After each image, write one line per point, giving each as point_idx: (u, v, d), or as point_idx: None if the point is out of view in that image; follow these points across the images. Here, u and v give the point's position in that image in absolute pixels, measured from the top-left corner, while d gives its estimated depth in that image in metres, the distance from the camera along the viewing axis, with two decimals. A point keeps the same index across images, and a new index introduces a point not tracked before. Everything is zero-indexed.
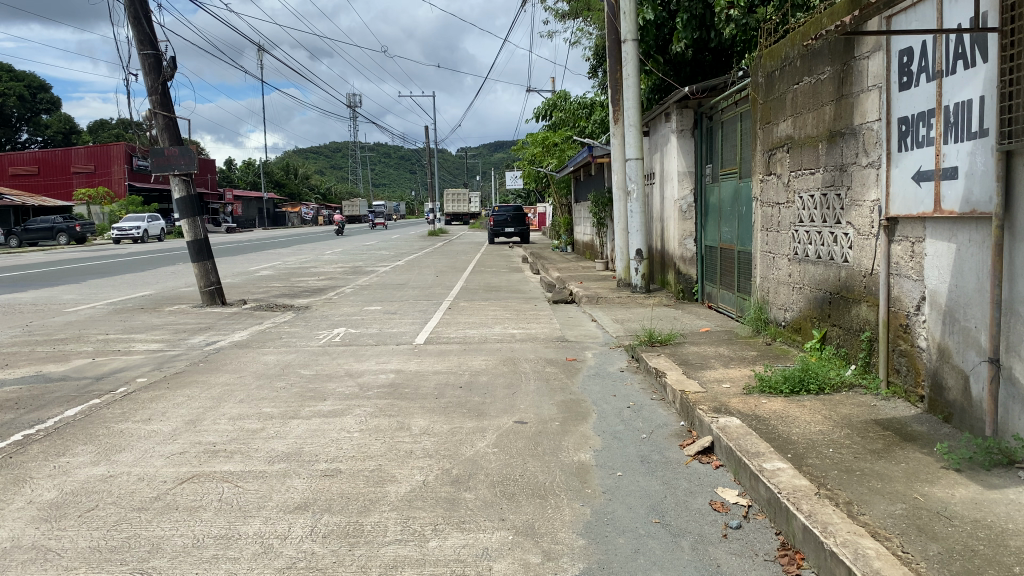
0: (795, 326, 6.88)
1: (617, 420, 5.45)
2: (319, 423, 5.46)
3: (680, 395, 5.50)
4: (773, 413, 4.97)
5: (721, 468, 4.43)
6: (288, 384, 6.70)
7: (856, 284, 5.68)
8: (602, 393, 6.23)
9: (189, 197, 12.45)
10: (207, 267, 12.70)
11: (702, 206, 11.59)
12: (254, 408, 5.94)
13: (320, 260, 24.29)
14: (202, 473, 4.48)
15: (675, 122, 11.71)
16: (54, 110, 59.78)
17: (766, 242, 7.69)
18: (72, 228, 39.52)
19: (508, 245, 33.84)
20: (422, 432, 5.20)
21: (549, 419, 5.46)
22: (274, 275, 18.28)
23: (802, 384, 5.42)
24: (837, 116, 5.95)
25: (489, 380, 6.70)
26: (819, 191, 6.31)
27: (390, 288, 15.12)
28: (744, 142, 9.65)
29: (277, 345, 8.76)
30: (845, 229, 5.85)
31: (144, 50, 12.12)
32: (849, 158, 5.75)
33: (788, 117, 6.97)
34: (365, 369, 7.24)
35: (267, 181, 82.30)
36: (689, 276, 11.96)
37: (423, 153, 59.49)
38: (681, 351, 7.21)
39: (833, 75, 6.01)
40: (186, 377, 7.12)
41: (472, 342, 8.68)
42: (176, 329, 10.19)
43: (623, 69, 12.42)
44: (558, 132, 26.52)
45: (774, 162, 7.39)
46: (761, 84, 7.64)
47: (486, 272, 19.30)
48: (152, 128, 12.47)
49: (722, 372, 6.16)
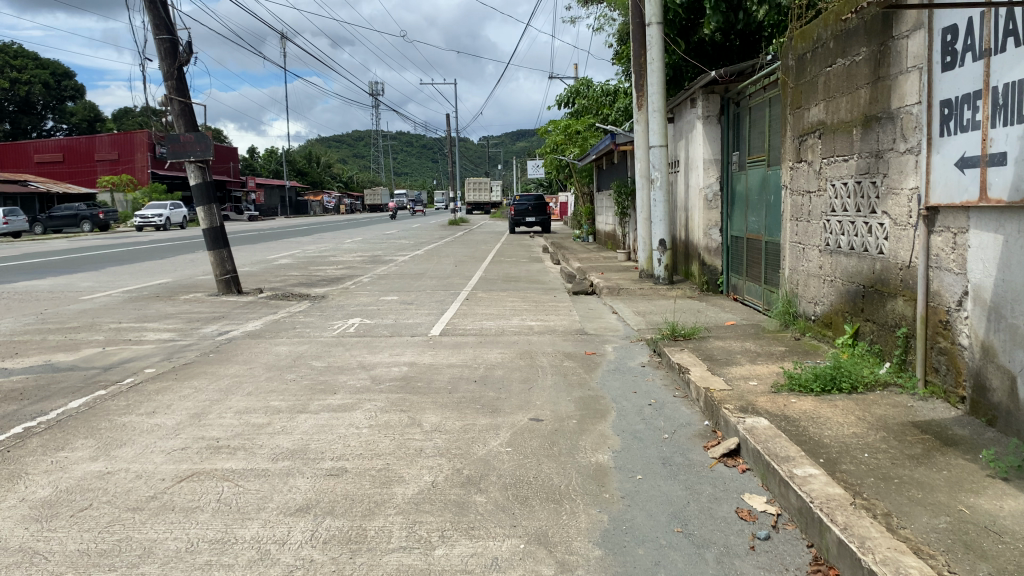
0: (826, 321, 6.59)
1: (638, 418, 5.20)
2: (328, 418, 5.26)
3: (705, 393, 5.25)
4: (803, 413, 4.70)
5: (747, 472, 4.17)
6: (298, 377, 6.52)
7: (891, 277, 5.38)
8: (622, 389, 5.99)
9: (206, 185, 12.31)
10: (223, 256, 12.56)
11: (727, 195, 11.27)
12: (262, 401, 5.75)
13: (340, 248, 24.18)
14: (202, 471, 4.30)
15: (700, 109, 11.38)
16: (79, 98, 60.25)
17: (795, 233, 7.39)
18: (96, 215, 39.83)
19: (529, 235, 33.58)
20: (434, 429, 4.98)
21: (567, 417, 5.23)
22: (293, 263, 18.18)
23: (834, 383, 5.15)
24: (873, 99, 5.64)
25: (505, 375, 6.48)
26: (853, 179, 6.00)
27: (408, 278, 14.94)
28: (773, 129, 9.32)
29: (290, 335, 8.59)
30: (880, 219, 5.55)
31: (160, 35, 11.97)
32: (886, 144, 5.45)
33: (820, 101, 6.66)
34: (378, 361, 7.04)
35: (290, 170, 82.55)
36: (713, 267, 11.65)
37: (445, 142, 59.26)
38: (705, 345, 6.94)
39: (869, 57, 5.69)
40: (196, 368, 6.97)
41: (489, 334, 8.45)
42: (190, 318, 10.06)
43: (647, 54, 12.11)
44: (581, 120, 26.21)
45: (804, 149, 7.09)
46: (792, 68, 7.33)
47: (506, 262, 19.08)
48: (168, 114, 12.34)
49: (748, 369, 5.89)
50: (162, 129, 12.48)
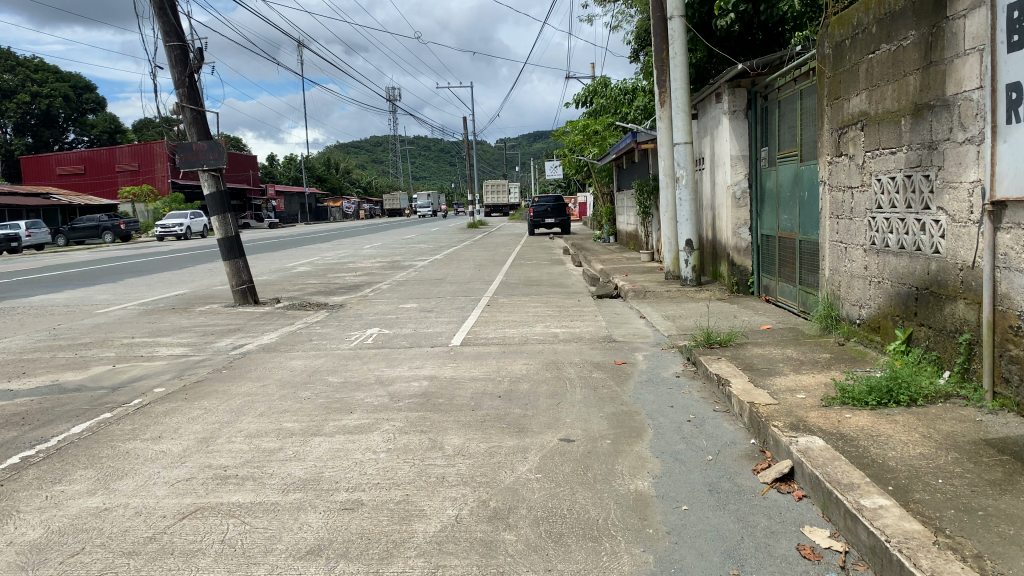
0: (874, 325, 6.15)
1: (678, 437, 4.81)
2: (343, 441, 4.91)
3: (750, 408, 4.85)
4: (861, 430, 4.28)
5: (804, 500, 3.77)
6: (314, 394, 6.18)
7: (950, 279, 4.94)
8: (657, 403, 5.59)
9: (219, 193, 12.03)
10: (239, 266, 12.25)
11: (757, 193, 10.81)
12: (274, 423, 5.41)
13: (359, 254, 23.91)
14: (207, 506, 3.96)
15: (727, 103, 10.94)
16: (99, 110, 60.69)
17: (836, 232, 6.95)
18: (116, 226, 39.94)
19: (548, 236, 33.17)
20: (457, 453, 4.61)
21: (600, 436, 4.85)
22: (312, 271, 17.92)
23: (890, 395, 4.72)
24: (924, 86, 5.20)
25: (532, 388, 6.10)
26: (902, 173, 5.56)
27: (428, 284, 14.61)
28: (806, 121, 8.88)
29: (305, 348, 8.26)
30: (935, 215, 5.11)
31: (170, 41, 11.71)
32: (940, 134, 5.01)
33: (862, 90, 6.22)
34: (396, 376, 6.68)
35: (308, 176, 82.72)
36: (743, 268, 11.21)
37: (462, 144, 59.00)
38: (744, 353, 6.52)
39: (919, 40, 5.26)
40: (207, 386, 6.64)
41: (512, 343, 8.07)
42: (204, 331, 9.77)
43: (670, 49, 11.70)
44: (600, 119, 25.85)
45: (845, 141, 6.65)
46: (829, 56, 6.90)
47: (526, 265, 18.70)
48: (180, 123, 12.08)
49: (793, 380, 5.47)
50: (174, 137, 12.23)
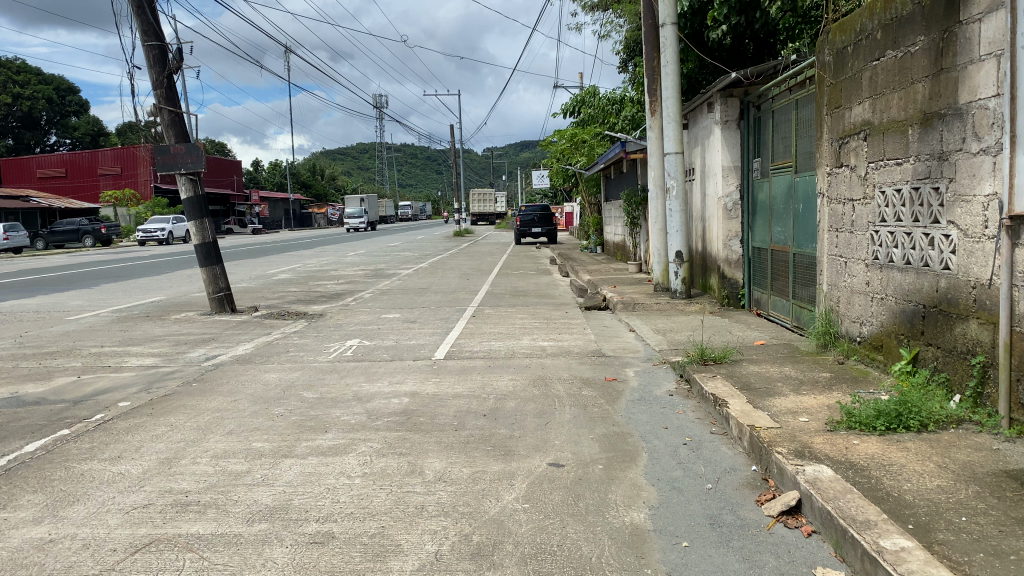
0: (876, 343, 5.88)
1: (674, 463, 4.51)
2: (316, 465, 4.59)
3: (750, 432, 4.57)
4: (871, 459, 3.99)
5: (814, 536, 3.47)
6: (287, 411, 5.84)
7: (961, 297, 4.67)
8: (650, 424, 5.29)
9: (197, 198, 11.65)
10: (216, 273, 11.86)
11: (749, 204, 10.57)
12: (243, 443, 5.06)
13: (342, 262, 23.54)
14: (163, 538, 3.61)
15: (719, 113, 10.69)
16: (82, 113, 59.96)
17: (835, 245, 6.70)
18: (97, 229, 39.31)
19: (535, 245, 32.89)
20: (438, 479, 4.29)
21: (592, 461, 4.54)
22: (293, 278, 17.56)
23: (899, 420, 4.45)
24: (934, 93, 4.95)
25: (518, 407, 5.79)
26: (909, 185, 5.30)
27: (412, 293, 14.28)
28: (801, 132, 8.64)
29: (282, 360, 7.91)
30: (945, 229, 4.85)
31: (148, 41, 11.37)
32: (952, 145, 4.75)
33: (866, 98, 5.97)
34: (375, 392, 6.33)
35: (293, 183, 82.17)
36: (734, 281, 10.96)
37: (448, 153, 58.62)
38: (739, 371, 6.24)
39: (928, 46, 5.01)
40: (175, 401, 6.28)
41: (498, 357, 7.74)
42: (177, 340, 9.40)
43: (661, 56, 11.47)
44: (588, 129, 25.71)
45: (846, 152, 6.39)
46: (829, 63, 6.65)
47: (512, 274, 18.40)
48: (157, 125, 11.70)
49: (794, 401, 5.19)
50: (151, 139, 11.86)
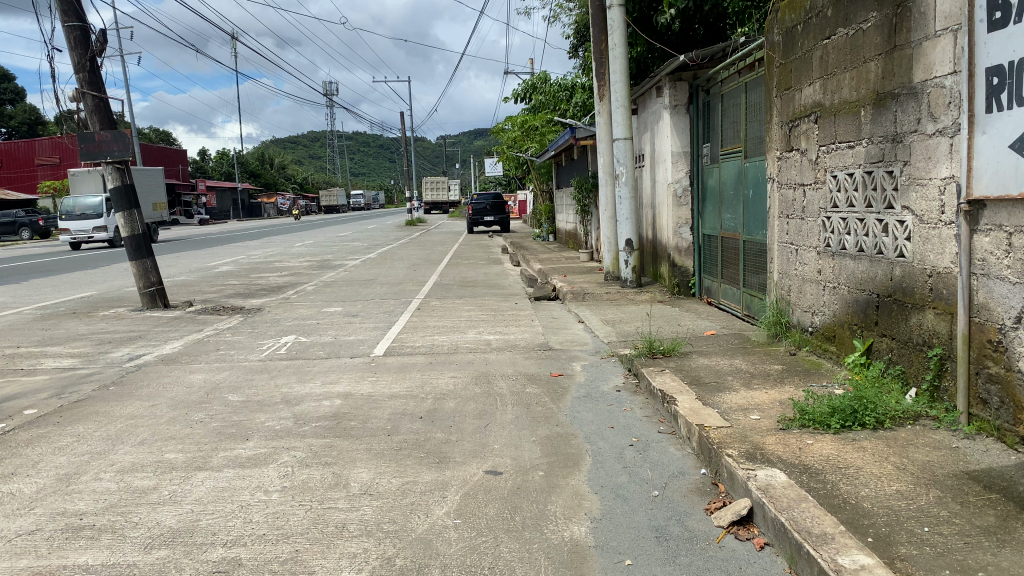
0: (829, 333, 5.67)
1: (619, 466, 4.22)
2: (231, 479, 4.20)
3: (699, 432, 4.30)
4: (826, 461, 3.75)
5: (766, 550, 3.21)
6: (208, 417, 5.41)
7: (917, 286, 4.46)
8: (595, 424, 4.99)
9: (125, 188, 11.04)
10: (147, 267, 11.27)
11: (699, 191, 10.35)
12: (154, 455, 4.63)
13: (288, 252, 22.87)
14: (44, 572, 3.19)
15: (668, 97, 10.44)
16: (18, 101, 57.68)
17: (785, 232, 6.47)
18: (34, 222, 37.80)
19: (487, 234, 32.50)
20: (363, 492, 3.93)
21: (532, 467, 4.22)
22: (234, 271, 16.94)
23: (855, 417, 4.22)
24: (887, 72, 4.71)
25: (458, 407, 5.44)
26: (862, 169, 5.08)
27: (356, 285, 13.83)
28: (750, 116, 8.42)
29: (210, 359, 7.45)
30: (900, 214, 4.63)
31: (68, 22, 10.69)
32: (906, 126, 4.53)
33: (817, 79, 5.74)
34: (305, 394, 5.93)
35: (241, 172, 80.37)
36: (685, 269, 10.76)
37: (399, 143, 57.70)
38: (689, 364, 5.97)
39: (881, 23, 4.78)
40: (86, 407, 5.80)
41: (440, 353, 7.37)
42: (100, 338, 8.84)
43: (609, 39, 11.17)
44: (539, 115, 25.37)
45: (796, 135, 6.15)
46: (778, 43, 6.40)
47: (463, 264, 18.05)
48: (80, 110, 11.02)
49: (745, 396, 4.94)
50: (73, 126, 11.17)
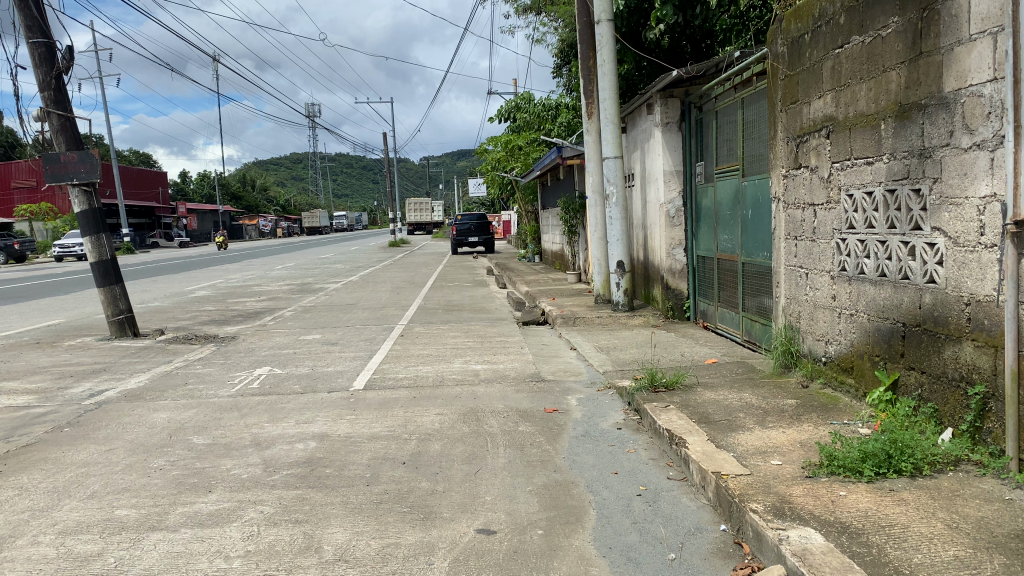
0: (846, 365, 5.25)
1: (627, 522, 3.75)
2: (188, 542, 3.69)
3: (717, 482, 3.84)
4: (866, 518, 3.30)
5: None
6: (169, 464, 4.89)
7: (952, 315, 4.04)
8: (597, 469, 4.51)
9: (92, 211, 10.51)
10: (116, 293, 10.71)
11: (693, 211, 9.96)
12: (103, 512, 4.11)
13: (269, 275, 22.29)
14: None
15: (659, 114, 10.05)
16: None
17: (793, 255, 6.06)
18: (10, 245, 36.90)
19: (472, 255, 32.09)
20: (338, 558, 3.43)
21: (530, 525, 3.74)
22: (212, 295, 16.35)
23: (889, 463, 3.78)
24: (912, 82, 4.33)
25: (445, 451, 4.95)
26: (883, 187, 4.68)
27: (337, 310, 13.30)
28: (747, 134, 8.06)
29: (176, 395, 6.90)
30: (929, 236, 4.22)
31: (33, 38, 10.19)
32: (936, 140, 4.13)
33: (828, 91, 5.35)
34: (277, 436, 5.41)
35: (223, 194, 79.58)
36: (679, 292, 10.33)
37: (383, 164, 57.35)
38: (695, 399, 5.51)
39: (903, 28, 4.40)
40: (35, 453, 5.25)
41: (425, 386, 6.87)
42: (62, 372, 8.27)
43: (597, 55, 10.81)
44: (523, 134, 25.09)
45: (805, 151, 5.76)
46: (783, 54, 6.03)
47: (447, 287, 17.59)
48: (44, 130, 10.46)
49: (760, 437, 4.49)
50: (37, 146, 10.61)
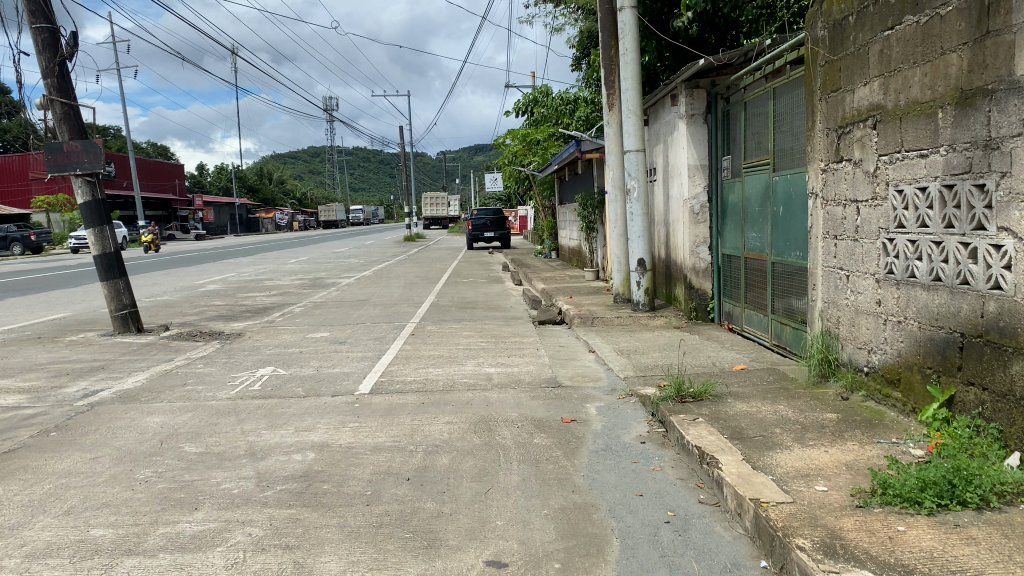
0: (892, 377, 4.81)
1: (655, 556, 3.34)
2: (166, 569, 3.32)
3: (756, 512, 3.42)
4: (931, 560, 2.87)
5: None
6: (156, 476, 4.52)
7: (1021, 327, 3.60)
8: (620, 490, 4.10)
9: (95, 202, 10.20)
10: (119, 287, 10.40)
11: (718, 207, 9.50)
12: (76, 532, 3.74)
13: (281, 269, 21.94)
14: None
15: (684, 105, 9.59)
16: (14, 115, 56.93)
17: (832, 255, 5.61)
18: (26, 237, 36.82)
19: (489, 250, 31.72)
20: None
21: (546, 557, 3.34)
22: (222, 290, 16.03)
23: (952, 492, 3.35)
24: (977, 65, 3.89)
25: (454, 466, 4.55)
26: (939, 182, 4.23)
27: (348, 306, 12.93)
28: (779, 126, 7.61)
29: (173, 397, 6.54)
30: (995, 237, 3.78)
31: (36, 23, 9.86)
32: (1006, 129, 3.68)
33: (875, 78, 4.90)
34: (274, 445, 5.04)
35: (239, 186, 79.55)
36: (703, 291, 9.87)
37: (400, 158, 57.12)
38: (725, 411, 5.09)
39: (967, 5, 3.95)
40: (15, 461, 4.89)
41: (434, 390, 6.48)
42: (59, 370, 7.94)
43: (620, 44, 10.36)
44: (541, 128, 24.71)
45: (847, 143, 5.31)
46: (824, 39, 5.58)
47: (462, 282, 17.18)
48: (47, 119, 10.15)
49: (801, 457, 4.06)
50: (39, 134, 10.30)
